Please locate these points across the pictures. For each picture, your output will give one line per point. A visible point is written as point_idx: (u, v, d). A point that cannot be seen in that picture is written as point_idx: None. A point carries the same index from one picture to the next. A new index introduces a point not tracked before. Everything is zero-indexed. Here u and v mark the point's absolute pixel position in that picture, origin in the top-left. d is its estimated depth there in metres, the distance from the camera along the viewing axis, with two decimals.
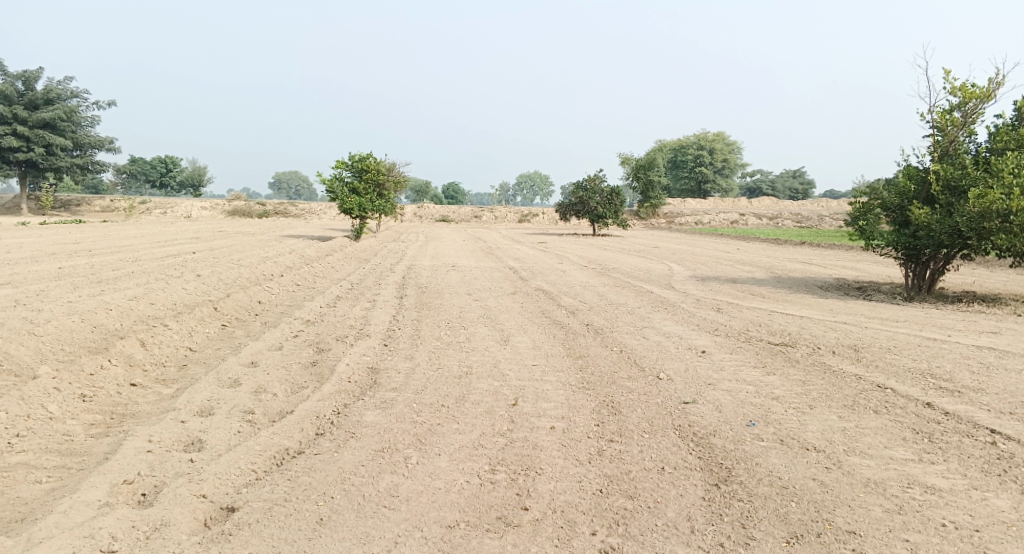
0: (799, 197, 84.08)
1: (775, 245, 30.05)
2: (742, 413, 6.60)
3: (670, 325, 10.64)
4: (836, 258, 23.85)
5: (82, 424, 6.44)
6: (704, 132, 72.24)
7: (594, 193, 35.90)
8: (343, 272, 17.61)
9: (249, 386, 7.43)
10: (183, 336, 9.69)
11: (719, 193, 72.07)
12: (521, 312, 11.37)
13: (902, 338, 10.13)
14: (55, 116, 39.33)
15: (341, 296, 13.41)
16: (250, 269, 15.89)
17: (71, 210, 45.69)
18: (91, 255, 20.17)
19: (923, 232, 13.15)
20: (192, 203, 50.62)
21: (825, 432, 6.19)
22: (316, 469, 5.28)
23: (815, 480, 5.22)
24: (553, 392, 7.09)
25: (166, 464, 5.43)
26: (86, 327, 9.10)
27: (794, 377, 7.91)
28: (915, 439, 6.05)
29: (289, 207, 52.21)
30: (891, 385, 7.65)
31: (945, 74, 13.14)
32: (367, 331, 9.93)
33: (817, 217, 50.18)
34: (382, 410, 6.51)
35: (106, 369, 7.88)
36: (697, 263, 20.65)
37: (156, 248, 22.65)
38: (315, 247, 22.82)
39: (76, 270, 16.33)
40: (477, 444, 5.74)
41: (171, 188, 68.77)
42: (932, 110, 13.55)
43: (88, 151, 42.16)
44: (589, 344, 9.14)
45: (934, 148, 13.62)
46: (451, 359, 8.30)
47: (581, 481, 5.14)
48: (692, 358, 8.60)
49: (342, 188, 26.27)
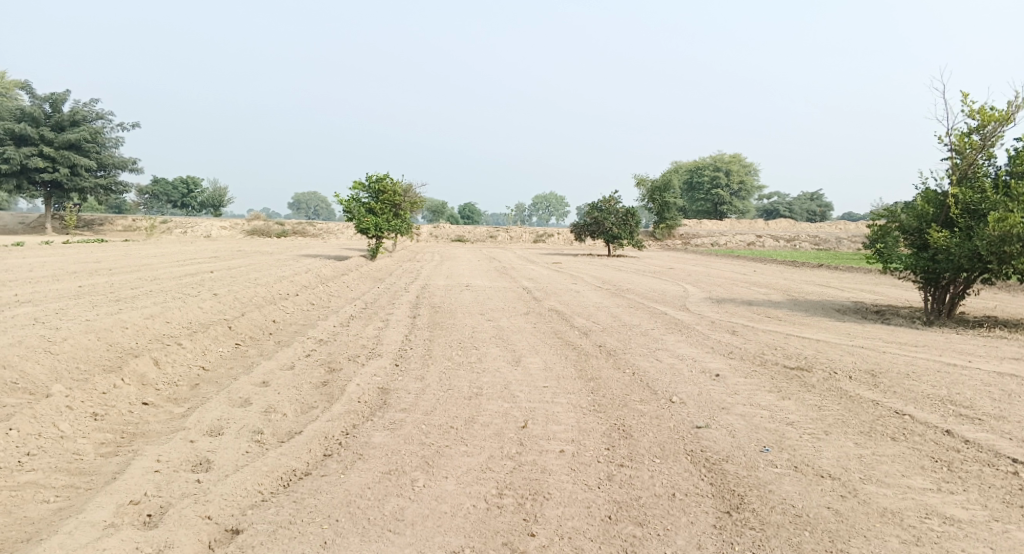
0: (817, 219, 83.56)
1: (792, 267, 29.82)
2: (756, 439, 6.49)
3: (684, 347, 10.54)
4: (854, 280, 23.60)
5: (92, 442, 6.45)
6: (721, 154, 72.18)
7: (610, 214, 35.89)
8: (358, 291, 17.66)
9: (259, 405, 7.43)
10: (196, 354, 9.72)
11: (736, 215, 71.84)
12: (534, 333, 11.33)
13: (920, 363, 9.96)
14: (80, 137, 40.02)
15: (355, 316, 13.43)
16: (266, 288, 15.98)
17: (94, 229, 46.35)
18: (111, 273, 20.38)
19: (943, 256, 12.97)
20: (211, 223, 51.19)
21: (840, 459, 6.07)
22: (323, 491, 5.24)
23: (830, 508, 5.11)
24: (563, 414, 7.02)
25: (173, 484, 5.42)
26: (101, 345, 9.16)
27: (809, 402, 7.79)
28: (933, 468, 5.92)
29: (306, 227, 52.63)
30: (909, 411, 7.50)
31: (963, 97, 13.03)
32: (378, 351, 9.92)
33: (835, 239, 49.79)
34: (390, 431, 6.47)
35: (119, 388, 7.91)
36: (713, 285, 20.51)
37: (175, 267, 22.87)
38: (331, 267, 22.93)
39: (95, 288, 16.51)
40: (485, 467, 5.68)
41: (192, 207, 69.63)
42: (950, 133, 13.42)
43: (111, 172, 42.82)
44: (602, 365, 9.07)
45: (952, 171, 13.48)
46: (462, 380, 8.26)
47: (589, 506, 5.07)
48: (705, 381, 8.50)
49: (358, 208, 26.43)
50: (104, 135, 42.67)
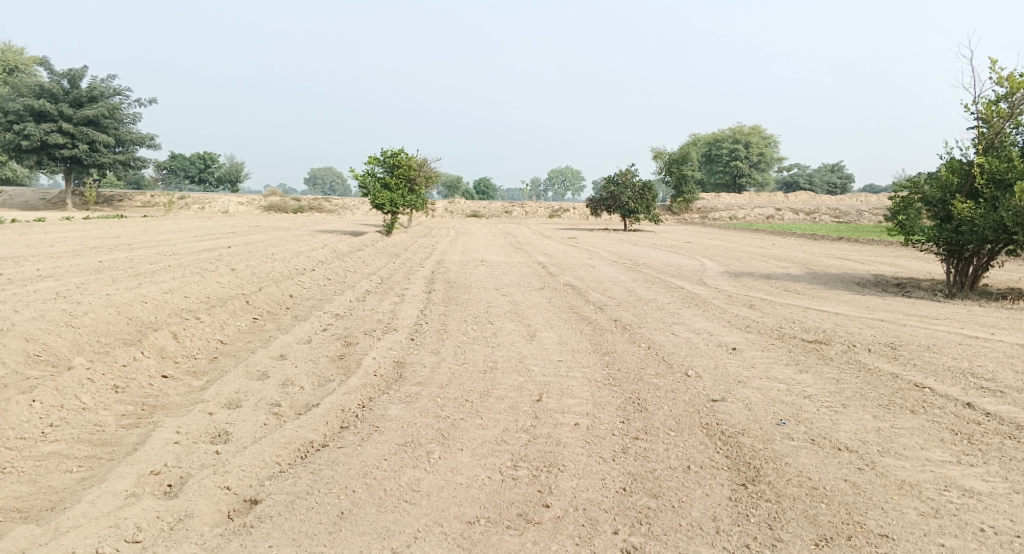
0: (837, 192, 82.51)
1: (811, 241, 29.50)
2: (772, 412, 6.45)
3: (701, 321, 10.49)
4: (875, 253, 23.32)
5: (113, 414, 6.54)
6: (740, 126, 71.25)
7: (627, 188, 35.62)
8: (375, 266, 17.70)
9: (276, 378, 7.49)
10: (215, 328, 9.81)
11: (754, 187, 71.09)
12: (550, 307, 11.31)
13: (941, 336, 9.85)
14: (98, 113, 40.21)
15: (371, 291, 13.47)
16: (283, 264, 16.06)
17: (113, 205, 46.73)
18: (130, 248, 20.56)
19: (966, 227, 12.75)
20: (229, 198, 51.43)
21: (858, 432, 6.02)
22: (339, 463, 5.28)
23: (847, 481, 5.08)
24: (578, 388, 7.02)
25: (192, 455, 5.49)
26: (121, 319, 9.26)
27: (827, 375, 7.73)
28: (953, 441, 5.86)
29: (323, 202, 52.75)
30: (929, 384, 7.42)
31: (991, 64, 12.71)
32: (394, 325, 9.95)
33: (856, 212, 49.18)
34: (406, 404, 6.50)
35: (139, 361, 8.01)
36: (730, 259, 20.36)
37: (193, 242, 23.03)
38: (347, 242, 22.98)
39: (115, 263, 16.68)
40: (500, 440, 5.70)
41: (209, 183, 69.96)
42: (976, 102, 13.12)
43: (130, 148, 43.06)
44: (617, 339, 9.05)
45: (978, 140, 13.20)
46: (478, 354, 8.28)
47: (604, 478, 5.07)
48: (722, 355, 8.45)
49: (374, 183, 26.41)
50: (122, 111, 42.82)
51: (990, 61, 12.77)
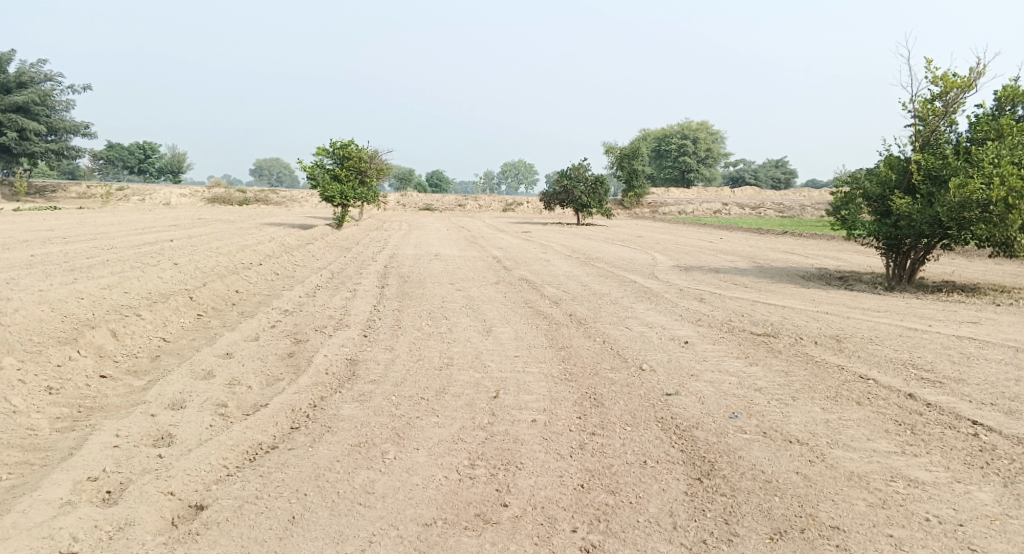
0: (781, 187, 84.49)
1: (757, 235, 30.13)
2: (725, 405, 6.52)
3: (653, 315, 10.56)
4: (818, 247, 23.93)
5: (47, 417, 6.23)
6: (688, 122, 72.33)
7: (578, 181, 35.77)
8: (324, 260, 17.39)
9: (222, 378, 7.25)
10: (156, 326, 9.47)
11: (702, 182, 72.32)
12: (504, 302, 11.25)
13: (884, 328, 10.13)
14: (29, 100, 38.51)
15: (321, 286, 13.21)
16: (228, 258, 15.62)
17: (46, 196, 44.85)
18: (65, 241, 19.75)
19: (905, 222, 13.14)
20: (171, 190, 49.86)
21: (808, 424, 6.13)
22: (290, 465, 5.13)
23: (798, 473, 5.15)
24: (534, 384, 6.98)
25: (133, 460, 5.26)
26: (56, 317, 8.86)
27: (777, 368, 7.86)
28: (898, 431, 6.01)
29: (269, 194, 51.61)
30: (873, 376, 7.62)
31: (928, 64, 13.11)
32: (346, 321, 9.76)
33: (799, 207, 50.43)
34: (359, 403, 6.36)
35: (75, 360, 7.67)
36: (680, 253, 20.63)
37: (132, 235, 22.24)
38: (296, 235, 22.51)
39: (48, 257, 15.98)
40: (456, 438, 5.62)
41: (149, 174, 67.81)
42: (914, 100, 13.52)
43: (64, 137, 41.38)
44: (572, 334, 9.04)
45: (915, 138, 13.63)
46: (432, 350, 8.16)
47: (562, 475, 5.04)
48: (675, 349, 8.52)
49: (323, 175, 25.92)
50: (55, 98, 41.10)
51: (926, 61, 13.18)
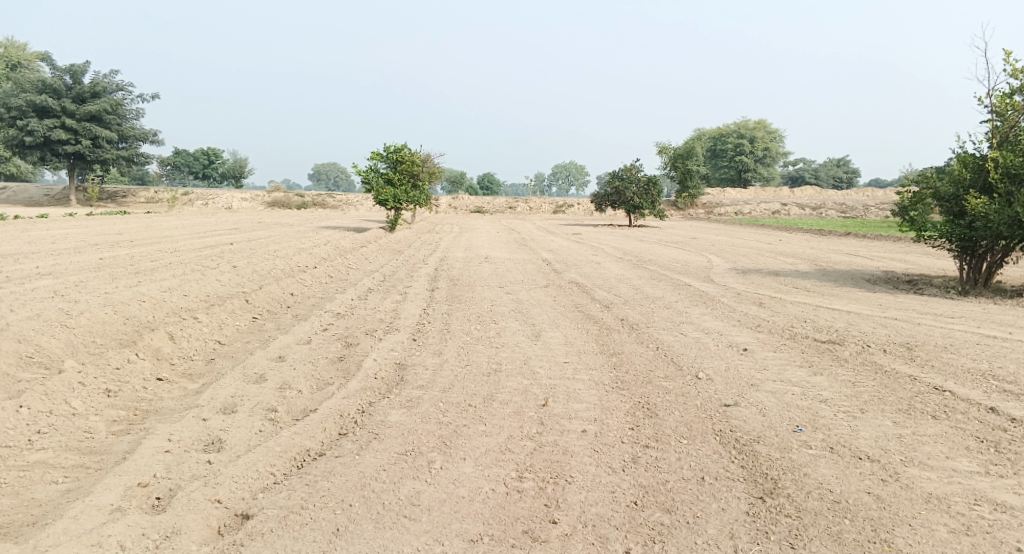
0: (844, 186, 81.97)
1: (818, 237, 29.15)
2: (788, 417, 6.19)
3: (710, 320, 10.20)
4: (884, 249, 22.98)
5: (104, 420, 6.31)
6: (745, 121, 70.85)
7: (631, 183, 35.28)
8: (377, 263, 17.45)
9: (273, 382, 7.24)
10: (212, 328, 9.57)
11: (760, 182, 70.61)
12: (555, 306, 11.04)
13: (958, 336, 9.55)
14: (100, 109, 39.94)
15: (373, 289, 13.23)
16: (284, 261, 15.81)
17: (117, 201, 46.54)
18: (132, 245, 20.36)
19: (980, 223, 12.45)
20: (232, 194, 51.09)
21: (878, 439, 5.76)
22: (337, 473, 5.05)
23: (871, 494, 4.82)
24: (585, 392, 6.76)
25: (183, 466, 5.25)
26: (118, 319, 9.03)
27: (843, 378, 7.45)
28: (979, 449, 5.60)
29: (326, 197, 52.41)
30: (949, 387, 7.15)
31: (1005, 56, 12.41)
32: (396, 324, 9.70)
33: (862, 207, 48.73)
34: (407, 409, 6.26)
35: (133, 363, 7.77)
36: (737, 255, 20.09)
37: (196, 239, 22.81)
38: (351, 238, 22.73)
39: (115, 260, 16.44)
40: (504, 448, 5.45)
41: (213, 179, 69.88)
42: (991, 95, 12.81)
43: (133, 144, 42.83)
44: (625, 340, 8.78)
45: (992, 134, 12.91)
46: (481, 355, 8.02)
47: (614, 491, 4.82)
48: (733, 356, 8.18)
49: (377, 179, 26.12)
50: (125, 106, 42.60)
51: (1005, 53, 12.47)
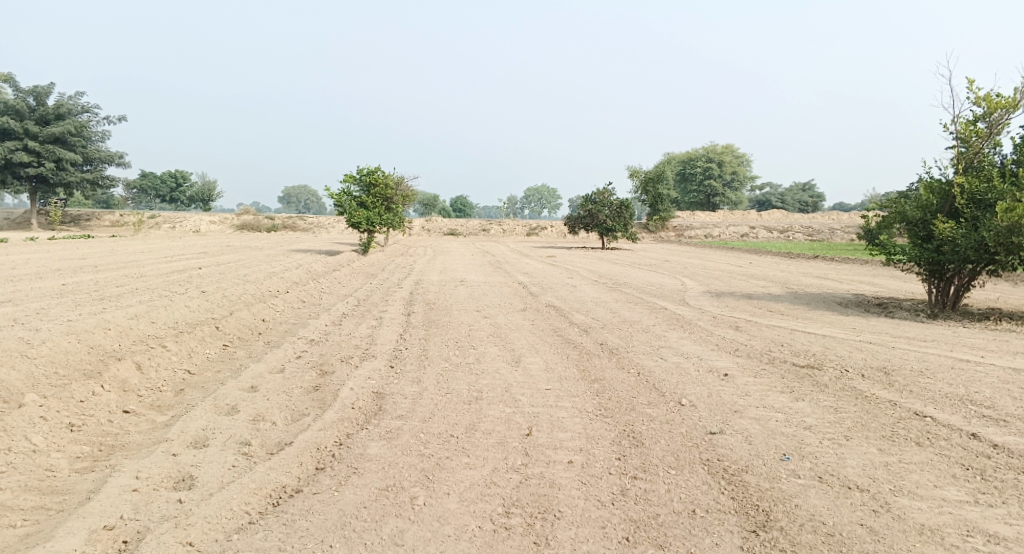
0: (809, 210, 83.45)
1: (787, 260, 29.48)
2: (774, 445, 6.13)
3: (688, 345, 10.16)
4: (852, 272, 23.30)
5: (66, 457, 6.02)
6: (713, 146, 72.04)
7: (604, 206, 35.47)
8: (351, 287, 17.20)
9: (246, 413, 6.99)
10: (182, 357, 9.27)
11: (728, 206, 71.63)
12: (533, 331, 10.92)
13: (932, 359, 9.60)
14: (65, 131, 39.20)
15: (347, 314, 13.00)
16: (255, 286, 15.51)
17: (80, 224, 45.57)
18: (96, 270, 19.86)
19: (948, 247, 12.63)
20: (200, 217, 50.36)
21: (866, 467, 5.70)
22: (316, 512, 4.85)
23: (863, 526, 4.77)
24: (569, 420, 6.63)
25: (152, 505, 5.00)
26: (82, 348, 8.72)
27: (824, 404, 7.41)
28: (966, 477, 5.57)
29: (297, 220, 51.99)
30: (929, 413, 7.15)
31: (969, 84, 12.71)
32: (372, 351, 9.50)
33: (828, 230, 49.54)
34: (387, 441, 6.07)
35: (98, 395, 7.47)
36: (710, 278, 20.17)
37: (163, 263, 22.35)
38: (322, 262, 22.45)
39: (79, 287, 15.99)
40: (489, 481, 5.28)
41: (181, 202, 69.09)
42: (955, 122, 13.08)
43: (98, 166, 42.10)
44: (605, 365, 8.68)
45: (957, 160, 13.16)
46: (461, 383, 7.85)
47: (605, 526, 4.70)
48: (714, 382, 8.11)
49: (350, 202, 25.91)
50: (90, 129, 41.93)
51: (968, 82, 12.77)
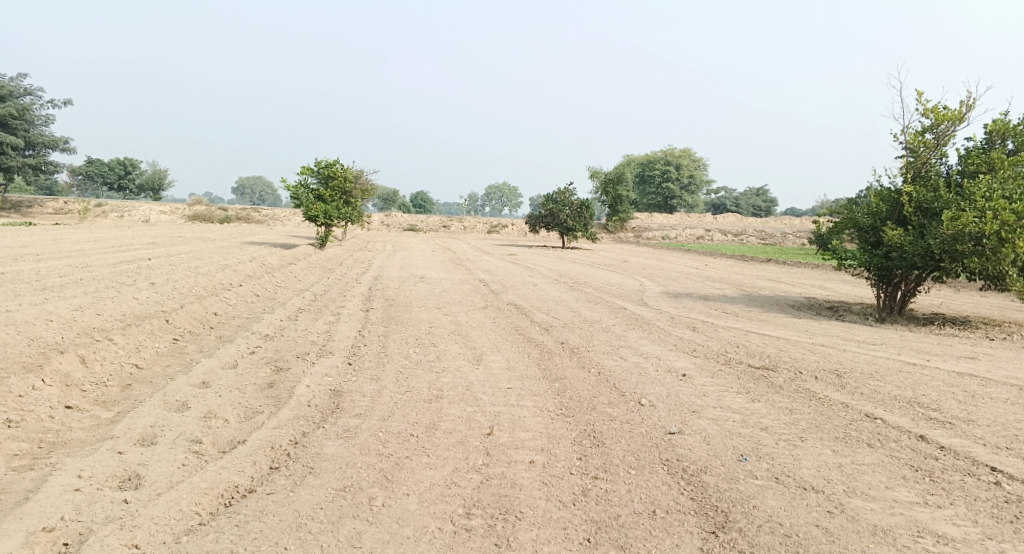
0: (763, 214, 85.04)
1: (742, 263, 29.95)
2: (732, 446, 6.17)
3: (647, 345, 10.22)
4: (805, 276, 23.78)
5: (4, 455, 5.75)
6: (672, 149, 72.91)
7: (564, 205, 35.56)
8: (307, 282, 16.89)
9: (198, 410, 6.78)
10: (129, 351, 8.97)
11: (684, 208, 72.58)
12: (493, 329, 10.85)
13: (882, 362, 9.83)
14: (7, 114, 37.77)
15: (302, 309, 12.75)
16: (207, 278, 15.12)
17: (21, 211, 43.92)
18: (38, 259, 19.13)
19: (896, 254, 12.95)
20: (150, 207, 49.02)
21: (821, 468, 5.79)
22: (270, 513, 4.71)
23: (819, 527, 4.84)
24: (530, 420, 6.59)
25: (95, 506, 4.80)
26: (22, 341, 8.36)
27: (780, 405, 7.51)
28: (916, 479, 5.69)
29: (251, 212, 51.01)
30: (880, 415, 7.30)
31: (917, 96, 13.05)
32: (329, 348, 9.33)
33: (781, 234, 50.55)
34: (345, 440, 5.94)
35: (39, 390, 7.16)
36: (668, 279, 20.37)
37: (111, 253, 21.67)
38: (277, 255, 22.01)
39: (19, 276, 15.37)
40: (449, 481, 5.21)
41: (129, 191, 67.16)
42: (905, 132, 13.43)
43: (43, 152, 40.66)
44: (565, 365, 8.66)
45: (906, 169, 13.51)
46: (420, 381, 7.75)
47: (566, 528, 4.66)
48: (673, 382, 8.16)
49: (307, 195, 25.47)
50: (34, 112, 40.46)
51: (917, 93, 13.12)
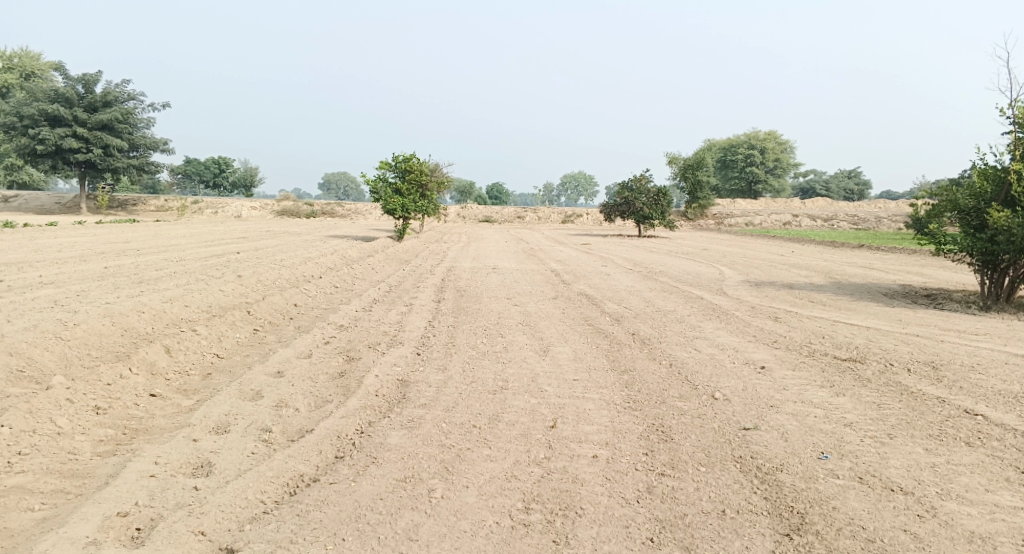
0: (854, 198, 81.28)
1: (830, 249, 28.61)
2: (812, 443, 5.82)
3: (724, 336, 9.81)
4: (899, 262, 22.48)
5: (90, 440, 6.01)
6: (756, 132, 70.51)
7: (641, 193, 34.90)
8: (384, 274, 17.11)
9: (270, 399, 6.92)
10: (212, 341, 9.27)
11: (770, 193, 70.08)
12: (564, 319, 10.68)
13: (983, 354, 9.12)
14: (111, 118, 39.95)
15: (378, 300, 12.91)
16: (290, 271, 15.53)
17: (126, 209, 46.50)
18: (138, 254, 20.15)
19: (1002, 237, 12.02)
20: (242, 203, 51.00)
21: (911, 469, 5.37)
22: (331, 503, 4.73)
23: (907, 532, 4.50)
24: (596, 413, 6.40)
25: (167, 492, 4.94)
26: (116, 331, 8.76)
27: (867, 400, 7.05)
28: (1021, 482, 5.21)
29: (336, 206, 52.39)
30: (981, 411, 6.74)
31: None
32: (400, 338, 9.37)
33: (875, 219, 48.02)
34: (408, 431, 5.92)
35: (127, 378, 7.46)
36: (750, 267, 19.63)
37: (204, 248, 22.62)
38: (358, 248, 22.42)
39: (120, 270, 16.20)
40: (510, 475, 5.10)
41: (224, 188, 70.09)
42: (1012, 106, 12.43)
43: (144, 152, 42.86)
44: (636, 356, 8.40)
45: (1014, 146, 12.50)
46: (487, 372, 7.67)
47: (628, 526, 4.50)
48: (750, 375, 7.80)
49: (386, 188, 25.88)
50: (136, 116, 42.69)
51: None
